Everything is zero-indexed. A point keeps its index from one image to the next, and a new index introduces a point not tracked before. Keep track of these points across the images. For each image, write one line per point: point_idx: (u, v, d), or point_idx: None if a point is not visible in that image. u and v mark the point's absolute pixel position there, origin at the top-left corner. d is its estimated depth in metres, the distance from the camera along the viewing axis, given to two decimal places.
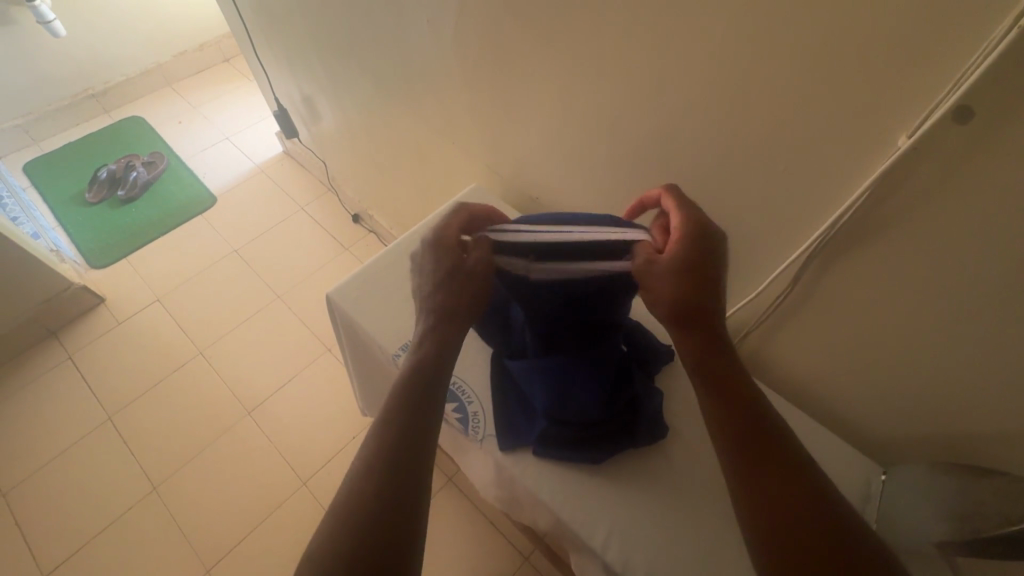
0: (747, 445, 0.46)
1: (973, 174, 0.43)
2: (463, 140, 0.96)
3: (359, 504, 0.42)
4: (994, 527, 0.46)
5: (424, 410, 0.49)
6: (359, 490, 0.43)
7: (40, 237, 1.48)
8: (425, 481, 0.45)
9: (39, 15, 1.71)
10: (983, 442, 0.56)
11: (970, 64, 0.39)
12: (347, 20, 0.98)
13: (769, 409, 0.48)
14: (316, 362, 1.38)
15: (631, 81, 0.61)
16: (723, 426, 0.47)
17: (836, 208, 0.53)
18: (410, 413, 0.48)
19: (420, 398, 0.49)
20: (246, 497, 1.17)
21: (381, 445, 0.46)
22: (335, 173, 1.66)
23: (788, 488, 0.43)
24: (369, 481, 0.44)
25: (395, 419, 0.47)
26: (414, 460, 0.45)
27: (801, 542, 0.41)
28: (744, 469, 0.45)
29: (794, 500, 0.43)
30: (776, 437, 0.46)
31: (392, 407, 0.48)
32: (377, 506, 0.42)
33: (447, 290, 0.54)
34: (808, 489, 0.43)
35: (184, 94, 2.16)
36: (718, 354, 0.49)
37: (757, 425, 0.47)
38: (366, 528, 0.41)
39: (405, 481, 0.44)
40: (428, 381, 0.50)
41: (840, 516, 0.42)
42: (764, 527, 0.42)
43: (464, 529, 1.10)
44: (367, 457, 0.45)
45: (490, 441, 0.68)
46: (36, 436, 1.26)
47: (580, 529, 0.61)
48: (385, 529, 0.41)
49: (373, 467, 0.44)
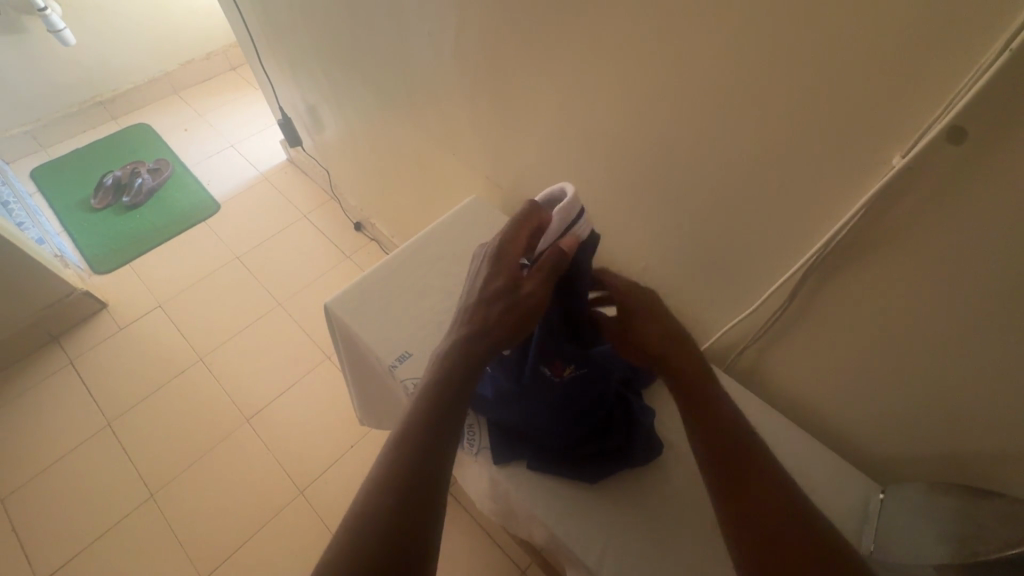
0: (731, 469, 0.45)
1: (969, 194, 0.43)
2: (462, 151, 0.96)
3: (371, 518, 0.40)
4: (992, 551, 0.45)
5: (441, 426, 0.46)
6: (376, 500, 0.41)
7: (45, 242, 1.49)
8: (437, 497, 0.43)
9: (49, 24, 1.73)
10: (982, 464, 0.55)
11: (963, 87, 0.39)
12: (351, 31, 0.99)
13: (748, 432, 0.47)
14: (315, 368, 1.39)
15: (626, 97, 0.61)
16: (706, 452, 0.47)
17: (834, 223, 0.53)
18: (430, 422, 0.46)
19: (444, 407, 0.47)
20: (243, 506, 1.17)
21: (395, 459, 0.43)
22: (337, 183, 1.67)
23: (764, 498, 0.43)
24: (383, 491, 0.41)
25: (410, 431, 0.45)
26: (428, 468, 0.43)
27: (793, 565, 0.39)
28: (728, 493, 0.44)
29: (780, 521, 0.42)
30: (755, 455, 0.46)
31: (413, 417, 0.46)
32: (389, 526, 0.39)
33: (501, 308, 0.52)
34: (788, 506, 0.42)
35: (190, 102, 2.18)
36: (694, 380, 0.50)
37: (728, 434, 0.47)
38: (384, 538, 0.39)
39: (415, 499, 0.41)
40: (455, 394, 0.48)
41: (828, 539, 0.41)
42: (744, 527, 0.42)
43: (462, 539, 1.10)
44: (380, 473, 0.43)
45: (485, 454, 0.67)
46: (35, 443, 1.26)
47: (574, 545, 0.60)
48: (404, 538, 0.39)
49: (388, 481, 0.42)
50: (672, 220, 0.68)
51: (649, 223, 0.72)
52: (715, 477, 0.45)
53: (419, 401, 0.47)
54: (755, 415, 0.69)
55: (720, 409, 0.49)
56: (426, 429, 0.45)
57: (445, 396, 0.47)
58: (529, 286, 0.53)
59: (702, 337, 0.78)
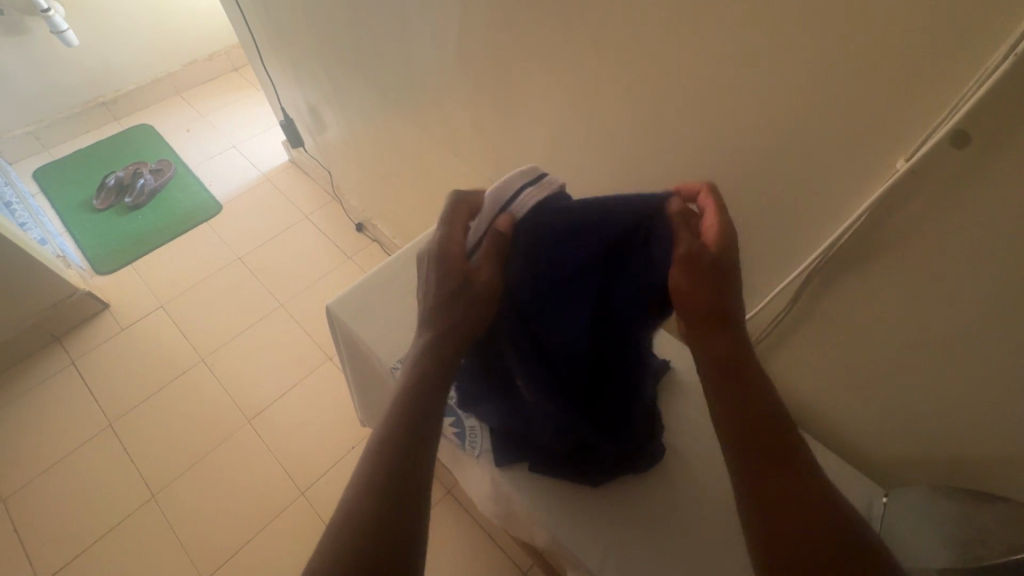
0: (763, 459, 0.43)
1: (973, 198, 0.43)
2: (465, 152, 0.96)
3: (356, 522, 0.40)
4: (997, 557, 0.45)
5: (418, 429, 0.45)
6: (359, 505, 0.41)
7: (47, 242, 1.49)
8: (420, 498, 0.43)
9: (53, 25, 1.74)
10: (985, 468, 0.55)
11: (968, 91, 0.39)
12: (354, 33, 0.99)
13: (781, 419, 0.46)
14: (316, 370, 1.39)
15: (629, 99, 0.61)
16: (739, 435, 0.45)
17: (837, 227, 0.53)
18: (407, 425, 0.45)
19: (420, 411, 0.46)
20: (244, 507, 1.17)
21: (374, 465, 0.43)
22: (339, 183, 1.67)
23: (792, 490, 0.42)
24: (366, 495, 0.42)
25: (388, 435, 0.45)
26: (411, 470, 0.43)
27: (813, 560, 0.39)
28: (756, 481, 0.43)
29: (805, 513, 0.41)
30: (786, 446, 0.44)
31: (390, 421, 0.46)
32: (371, 530, 0.40)
33: (453, 310, 0.50)
34: (814, 501, 0.42)
35: (193, 103, 2.19)
36: (731, 357, 0.47)
37: (763, 422, 0.45)
38: (366, 542, 0.39)
39: (402, 504, 0.41)
40: (427, 398, 0.47)
41: (848, 536, 0.40)
42: (769, 517, 0.41)
43: (463, 541, 1.09)
44: (364, 477, 0.43)
45: (486, 457, 0.68)
46: (37, 442, 1.26)
47: (576, 548, 0.60)
48: (387, 541, 0.39)
49: (371, 485, 0.42)
50: None
51: None
52: (742, 463, 0.44)
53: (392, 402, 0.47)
54: None
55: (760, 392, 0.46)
56: (402, 434, 0.45)
57: (416, 398, 0.47)
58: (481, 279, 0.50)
59: None
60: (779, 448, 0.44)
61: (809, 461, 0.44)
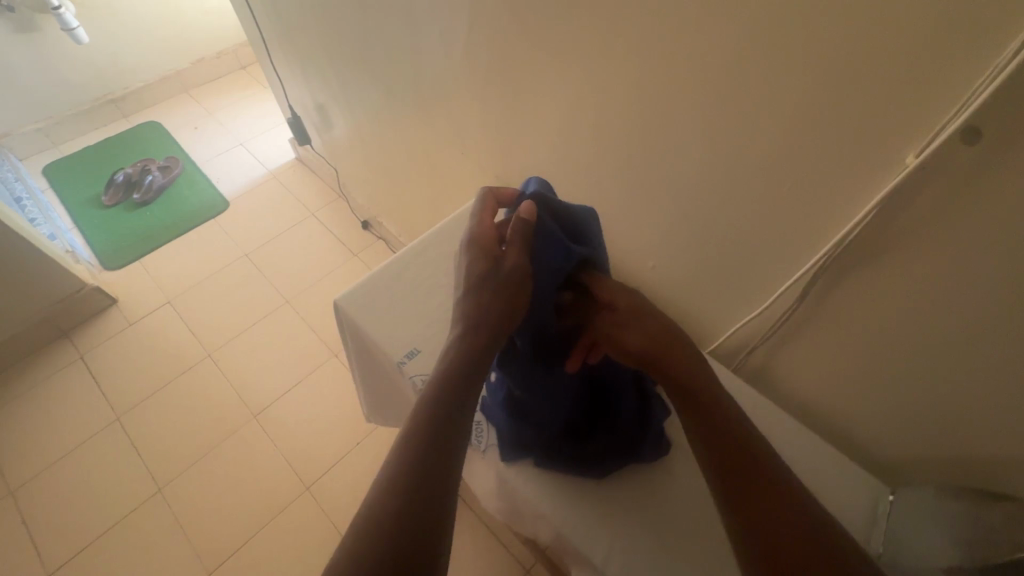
0: (735, 473, 0.44)
1: (983, 194, 0.43)
2: (471, 149, 0.97)
3: (383, 518, 0.40)
4: (1000, 555, 0.45)
5: (450, 422, 0.46)
6: (386, 501, 0.41)
7: (56, 238, 1.51)
8: (449, 495, 0.43)
9: (64, 22, 1.75)
10: (990, 466, 0.55)
11: (978, 87, 0.39)
12: (362, 29, 0.99)
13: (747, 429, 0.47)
14: (321, 366, 1.39)
15: (638, 96, 0.61)
16: (709, 453, 0.46)
17: (845, 224, 0.53)
18: (436, 424, 0.46)
19: (451, 408, 0.47)
20: (250, 501, 1.17)
21: (404, 462, 0.43)
22: (345, 181, 1.68)
23: (770, 501, 0.43)
24: (391, 492, 0.41)
25: (416, 433, 0.45)
26: (439, 465, 0.44)
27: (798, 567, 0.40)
28: (733, 498, 0.44)
29: (787, 524, 0.41)
30: (752, 453, 0.45)
31: (418, 420, 0.46)
32: (403, 525, 0.40)
33: (488, 296, 0.52)
34: (798, 511, 0.42)
35: (200, 100, 2.20)
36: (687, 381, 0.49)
37: (731, 436, 0.46)
38: (395, 533, 0.39)
39: (428, 504, 0.41)
40: (463, 389, 0.48)
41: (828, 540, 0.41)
42: (753, 533, 0.42)
43: (466, 537, 1.10)
44: (393, 471, 0.43)
45: (493, 451, 0.68)
46: (45, 436, 1.27)
47: (581, 543, 0.60)
48: (419, 535, 0.40)
49: (398, 482, 0.42)
50: (683, 219, 0.68)
51: (657, 223, 0.72)
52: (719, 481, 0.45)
53: (420, 406, 0.47)
54: (764, 415, 0.69)
55: (718, 403, 0.48)
56: (431, 432, 0.45)
57: (452, 389, 0.48)
58: (509, 258, 0.53)
59: (708, 337, 0.78)
60: (747, 457, 0.45)
61: (780, 466, 0.45)
